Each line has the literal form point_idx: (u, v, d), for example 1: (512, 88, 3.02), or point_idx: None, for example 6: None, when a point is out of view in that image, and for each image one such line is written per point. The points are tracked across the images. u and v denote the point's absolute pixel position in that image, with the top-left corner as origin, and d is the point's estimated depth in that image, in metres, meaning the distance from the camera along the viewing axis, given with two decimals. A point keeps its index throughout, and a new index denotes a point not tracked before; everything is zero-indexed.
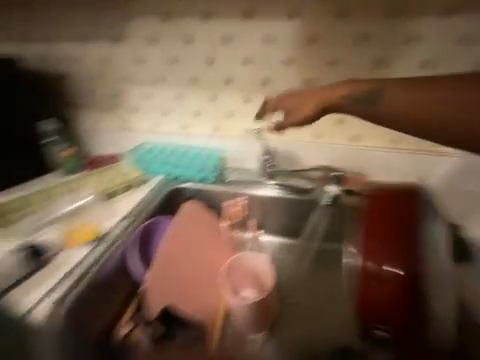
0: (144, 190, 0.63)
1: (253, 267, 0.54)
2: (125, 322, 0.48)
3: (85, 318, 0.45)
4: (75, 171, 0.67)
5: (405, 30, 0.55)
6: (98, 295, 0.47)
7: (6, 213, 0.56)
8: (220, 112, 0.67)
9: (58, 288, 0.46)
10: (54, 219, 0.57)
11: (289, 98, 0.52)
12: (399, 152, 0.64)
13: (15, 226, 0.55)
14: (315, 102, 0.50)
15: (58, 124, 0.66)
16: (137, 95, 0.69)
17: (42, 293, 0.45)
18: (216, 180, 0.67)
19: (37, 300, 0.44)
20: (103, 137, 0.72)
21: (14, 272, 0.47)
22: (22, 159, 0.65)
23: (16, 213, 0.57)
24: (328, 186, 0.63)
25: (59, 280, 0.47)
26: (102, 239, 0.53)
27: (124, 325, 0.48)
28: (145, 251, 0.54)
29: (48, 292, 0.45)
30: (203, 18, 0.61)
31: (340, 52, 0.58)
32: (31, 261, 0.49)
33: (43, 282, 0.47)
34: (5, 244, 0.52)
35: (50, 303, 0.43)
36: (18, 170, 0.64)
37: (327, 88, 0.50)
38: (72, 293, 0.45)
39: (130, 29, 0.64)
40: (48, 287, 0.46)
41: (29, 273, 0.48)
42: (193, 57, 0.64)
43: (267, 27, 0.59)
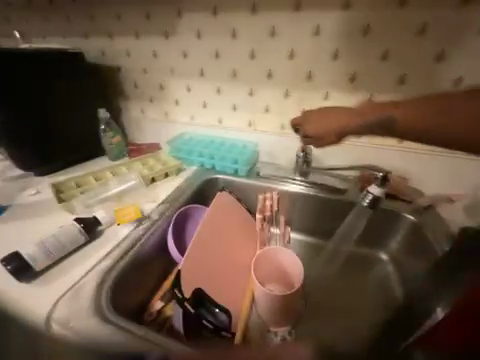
0: (183, 177, 0.72)
1: (280, 262, 0.54)
2: (159, 298, 0.51)
3: (122, 293, 0.47)
4: (120, 157, 0.80)
5: (475, 20, 0.50)
6: (135, 273, 0.50)
7: (66, 190, 0.66)
8: (259, 106, 0.71)
9: (100, 265, 0.49)
10: (104, 198, 0.64)
11: (313, 118, 0.48)
12: (447, 159, 0.60)
13: (69, 203, 0.63)
14: (333, 128, 0.45)
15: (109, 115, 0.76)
16: (186, 88, 0.77)
17: (85, 270, 0.48)
18: (249, 175, 0.71)
19: (77, 278, 0.46)
20: (150, 127, 0.84)
21: (63, 247, 0.50)
22: (82, 142, 0.76)
23: (75, 190, 0.66)
24: (370, 187, 0.55)
25: (102, 257, 0.50)
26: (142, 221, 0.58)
27: (158, 300, 0.50)
28: (180, 232, 0.60)
29: (90, 269, 0.48)
30: (249, 10, 0.62)
31: (394, 44, 0.55)
32: (80, 236, 0.52)
33: (87, 258, 0.50)
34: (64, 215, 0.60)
35: (93, 280, 0.46)
36: (79, 152, 0.77)
37: (367, 104, 0.42)
38: (115, 269, 0.48)
39: (181, 26, 0.69)
40: (92, 264, 0.49)
41: (77, 248, 0.51)
42: (237, 52, 0.67)
43: (316, 19, 0.58)
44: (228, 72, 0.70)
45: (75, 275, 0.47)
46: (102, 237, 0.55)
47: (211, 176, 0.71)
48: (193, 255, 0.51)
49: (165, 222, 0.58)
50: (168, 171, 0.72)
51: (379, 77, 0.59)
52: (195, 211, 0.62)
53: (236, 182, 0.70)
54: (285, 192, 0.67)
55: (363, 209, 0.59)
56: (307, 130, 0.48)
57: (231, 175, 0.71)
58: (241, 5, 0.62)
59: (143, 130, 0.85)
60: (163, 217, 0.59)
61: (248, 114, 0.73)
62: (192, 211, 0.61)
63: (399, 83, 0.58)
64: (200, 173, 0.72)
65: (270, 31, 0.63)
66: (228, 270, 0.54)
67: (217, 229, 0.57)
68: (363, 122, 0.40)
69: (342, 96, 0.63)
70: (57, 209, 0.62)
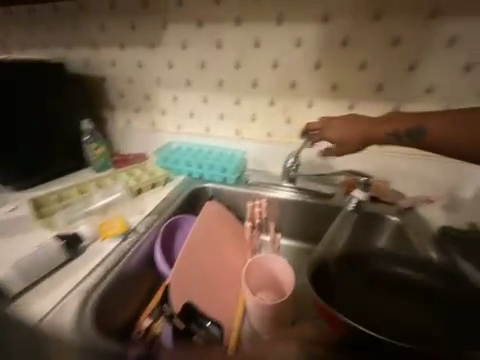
0: (171, 187, 0.71)
1: (271, 270, 0.54)
2: (145, 317, 0.47)
3: (107, 313, 0.45)
4: (104, 169, 0.76)
5: (443, 33, 0.54)
6: (121, 290, 0.48)
7: (45, 206, 0.63)
8: (245, 115, 0.73)
9: (84, 282, 0.46)
10: (87, 212, 0.62)
11: (337, 124, 0.57)
12: (424, 162, 0.63)
13: (51, 217, 0.61)
14: (355, 135, 0.55)
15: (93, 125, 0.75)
16: (172, 98, 0.77)
17: (68, 289, 0.45)
18: (237, 183, 0.71)
19: (60, 298, 0.44)
20: (136, 137, 0.83)
21: (45, 265, 0.48)
22: (63, 154, 0.74)
23: (56, 205, 0.63)
24: (355, 191, 0.60)
25: (86, 274, 0.48)
26: (128, 235, 0.56)
27: (145, 319, 0.47)
28: (166, 244, 0.58)
29: (74, 287, 0.46)
30: (233, 22, 0.64)
31: (371, 55, 0.59)
32: (64, 252, 0.50)
33: (71, 276, 0.48)
34: (44, 231, 0.57)
35: (76, 299, 0.44)
36: (60, 164, 0.74)
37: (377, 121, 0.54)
38: (99, 286, 0.45)
39: (166, 37, 0.70)
40: (75, 282, 0.47)
41: (61, 265, 0.49)
42: (223, 62, 0.68)
43: (298, 32, 0.61)
44: (215, 82, 0.71)
45: (58, 294, 0.45)
46: (86, 253, 0.53)
47: (200, 185, 0.71)
48: (183, 266, 0.50)
49: (153, 235, 0.57)
50: (155, 181, 0.70)
51: (359, 86, 0.62)
52: (185, 221, 0.61)
53: (226, 191, 0.70)
54: (275, 198, 0.67)
55: (350, 213, 0.60)
56: (330, 133, 0.57)
57: (219, 183, 0.71)
58: (226, 18, 0.64)
59: (129, 140, 0.84)
60: (152, 229, 0.57)
61: (235, 123, 0.74)
62: (181, 222, 0.61)
63: (378, 92, 0.61)
64: (189, 182, 0.72)
65: (254, 43, 0.64)
66: (219, 281, 0.53)
67: (207, 238, 0.57)
68: (382, 131, 0.52)
69: (325, 104, 0.66)
70: (36, 226, 0.59)
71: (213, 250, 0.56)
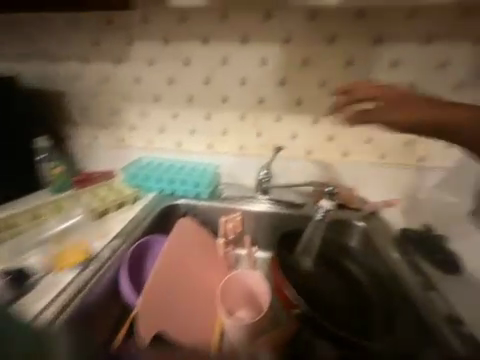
0: (140, 205, 0.67)
1: (246, 285, 0.53)
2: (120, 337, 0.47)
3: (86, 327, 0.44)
4: (63, 190, 0.70)
5: (389, 55, 0.60)
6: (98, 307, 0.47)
7: None
8: (217, 129, 0.73)
9: (58, 298, 0.44)
10: (43, 241, 0.57)
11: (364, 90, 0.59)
12: (383, 170, 0.69)
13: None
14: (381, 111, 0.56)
15: (49, 143, 0.70)
16: (140, 113, 0.75)
17: (45, 303, 0.44)
18: (211, 197, 0.70)
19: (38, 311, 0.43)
20: (102, 153, 0.78)
21: None
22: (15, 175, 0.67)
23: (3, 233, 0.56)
24: (321, 201, 0.61)
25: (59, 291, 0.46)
26: (92, 261, 0.52)
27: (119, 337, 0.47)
28: (135, 270, 0.55)
29: (48, 303, 0.44)
30: (200, 40, 0.65)
31: (329, 74, 0.64)
32: (11, 289, 0.47)
33: (48, 291, 0.47)
34: None
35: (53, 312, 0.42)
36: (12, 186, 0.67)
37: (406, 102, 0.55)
38: (76, 301, 0.44)
39: (132, 52, 0.69)
40: (51, 298, 0.45)
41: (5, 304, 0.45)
42: (191, 78, 0.69)
43: (262, 51, 0.64)
44: (184, 97, 0.71)
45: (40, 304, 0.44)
46: (38, 287, 0.48)
47: (172, 202, 0.68)
48: (152, 294, 0.49)
49: (120, 260, 0.53)
50: (122, 200, 0.67)
51: (321, 102, 0.67)
52: (155, 243, 0.58)
53: (199, 206, 0.69)
54: (249, 211, 0.68)
55: (319, 222, 0.60)
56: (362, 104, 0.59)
57: (192, 199, 0.69)
58: (193, 36, 0.65)
59: (94, 157, 0.79)
60: (117, 256, 0.53)
61: (206, 137, 0.75)
62: (151, 243, 0.58)
63: (338, 107, 0.66)
64: (160, 199, 0.69)
65: (222, 61, 0.66)
66: (194, 303, 0.51)
67: (179, 260, 0.55)
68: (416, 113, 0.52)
69: (292, 118, 0.69)
70: None
71: (186, 272, 0.54)
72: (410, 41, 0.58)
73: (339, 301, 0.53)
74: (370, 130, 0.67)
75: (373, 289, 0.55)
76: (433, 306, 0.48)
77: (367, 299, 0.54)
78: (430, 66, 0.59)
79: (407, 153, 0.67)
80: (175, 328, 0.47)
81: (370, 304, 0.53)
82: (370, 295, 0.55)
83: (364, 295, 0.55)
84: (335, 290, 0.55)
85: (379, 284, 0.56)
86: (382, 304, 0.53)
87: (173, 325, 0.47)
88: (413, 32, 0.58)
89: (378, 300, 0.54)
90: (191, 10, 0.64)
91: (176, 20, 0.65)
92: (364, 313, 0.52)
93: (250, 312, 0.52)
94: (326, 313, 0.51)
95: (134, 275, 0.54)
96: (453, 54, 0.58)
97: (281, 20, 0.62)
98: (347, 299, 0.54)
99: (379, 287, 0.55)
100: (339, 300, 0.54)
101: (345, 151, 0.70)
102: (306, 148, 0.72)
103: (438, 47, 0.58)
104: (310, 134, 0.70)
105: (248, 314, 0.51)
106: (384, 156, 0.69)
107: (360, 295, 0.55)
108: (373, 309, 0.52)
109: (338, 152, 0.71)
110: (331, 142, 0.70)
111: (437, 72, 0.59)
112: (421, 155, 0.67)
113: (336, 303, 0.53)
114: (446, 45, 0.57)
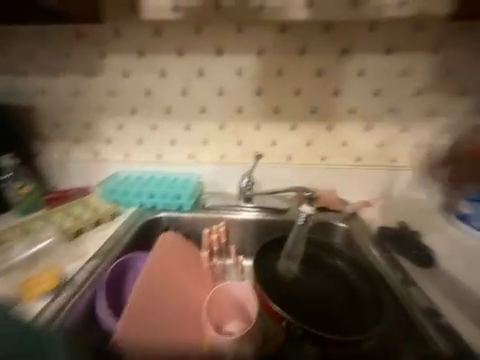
0: (119, 222, 0.65)
1: (234, 298, 0.52)
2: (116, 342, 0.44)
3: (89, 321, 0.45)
4: (33, 210, 0.66)
5: (355, 64, 0.64)
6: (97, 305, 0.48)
7: None
8: (197, 139, 0.73)
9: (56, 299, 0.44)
10: (7, 270, 0.50)
11: None
12: (360, 172, 0.72)
13: None
14: None
15: (16, 161, 0.65)
16: (117, 126, 0.73)
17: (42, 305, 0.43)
18: (194, 208, 0.69)
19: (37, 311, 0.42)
20: (76, 169, 0.75)
21: None
22: None
23: None
24: (302, 207, 0.57)
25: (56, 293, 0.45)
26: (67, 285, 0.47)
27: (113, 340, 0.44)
28: (112, 292, 0.51)
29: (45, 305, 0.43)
30: (175, 53, 0.66)
31: (303, 82, 0.66)
32: None
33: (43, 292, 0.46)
34: None
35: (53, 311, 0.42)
36: None
37: None
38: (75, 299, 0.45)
39: (105, 65, 0.67)
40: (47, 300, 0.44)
41: None
42: (168, 90, 0.69)
43: (237, 62, 0.66)
44: (162, 109, 0.71)
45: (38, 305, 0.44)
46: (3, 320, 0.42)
47: (154, 215, 0.67)
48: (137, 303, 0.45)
49: (99, 281, 0.49)
50: (99, 218, 0.63)
51: (297, 109, 0.69)
52: (137, 260, 0.56)
53: (182, 217, 0.68)
54: (233, 219, 0.68)
55: (301, 229, 0.56)
56: None
57: (175, 211, 0.68)
58: (168, 49, 0.65)
59: (69, 173, 0.76)
60: (96, 276, 0.50)
61: (187, 147, 0.74)
62: (132, 261, 0.55)
63: (313, 113, 0.69)
64: (141, 214, 0.67)
65: (198, 72, 0.67)
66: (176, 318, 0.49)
67: (163, 273, 0.53)
68: None
69: (270, 125, 0.71)
70: None
71: (171, 285, 0.52)
72: (373, 51, 0.63)
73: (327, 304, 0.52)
74: (345, 134, 0.70)
75: (361, 288, 0.54)
76: (411, 298, 0.46)
77: (356, 298, 0.53)
78: (392, 74, 0.64)
79: (380, 155, 0.71)
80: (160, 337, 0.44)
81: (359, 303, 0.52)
82: (359, 294, 0.54)
83: (352, 295, 0.54)
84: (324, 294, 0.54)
85: (368, 281, 0.54)
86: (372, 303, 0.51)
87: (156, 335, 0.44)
88: (376, 43, 0.62)
89: (367, 298, 0.52)
90: (165, 24, 0.64)
91: (150, 33, 0.65)
92: (352, 313, 0.51)
93: (238, 325, 0.52)
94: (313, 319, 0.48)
95: (114, 297, 0.51)
96: (412, 63, 0.63)
97: (253, 33, 0.64)
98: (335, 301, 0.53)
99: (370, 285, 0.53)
100: (326, 302, 0.53)
101: (323, 156, 0.73)
102: (286, 154, 0.73)
103: (398, 57, 0.63)
104: (289, 141, 0.72)
105: (237, 327, 0.51)
106: (359, 158, 0.72)
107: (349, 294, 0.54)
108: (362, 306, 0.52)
109: (317, 157, 0.73)
110: (309, 148, 0.72)
111: (399, 79, 0.64)
112: (392, 155, 0.71)
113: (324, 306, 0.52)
114: (405, 54, 0.62)
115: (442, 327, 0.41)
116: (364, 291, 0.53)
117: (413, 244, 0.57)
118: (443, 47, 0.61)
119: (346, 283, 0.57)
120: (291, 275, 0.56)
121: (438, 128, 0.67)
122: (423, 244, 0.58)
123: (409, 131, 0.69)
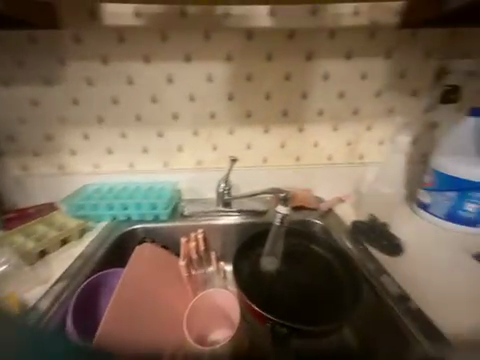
0: (90, 238, 0.61)
1: (216, 305, 0.52)
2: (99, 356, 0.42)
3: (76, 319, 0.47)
4: None
5: (320, 69, 0.67)
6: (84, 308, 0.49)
7: None
8: (171, 146, 0.72)
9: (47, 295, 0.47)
10: None
11: None
12: (332, 170, 0.75)
13: None
14: None
15: None
16: (83, 136, 0.69)
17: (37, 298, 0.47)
18: (171, 217, 0.67)
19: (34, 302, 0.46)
20: (40, 185, 0.70)
21: None
22: None
23: None
24: (278, 207, 0.55)
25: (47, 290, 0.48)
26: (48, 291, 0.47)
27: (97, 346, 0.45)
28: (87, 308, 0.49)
29: (39, 299, 0.46)
30: (142, 60, 0.64)
31: (272, 86, 0.68)
32: None
33: (33, 289, 0.48)
34: None
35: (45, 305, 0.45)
36: None
37: None
38: (61, 299, 0.46)
39: (65, 73, 0.64)
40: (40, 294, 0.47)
41: None
42: (137, 97, 0.67)
43: (207, 68, 0.66)
44: (132, 116, 0.68)
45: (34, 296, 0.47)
46: None
47: (128, 227, 0.64)
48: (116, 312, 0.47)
49: (66, 306, 0.46)
50: (67, 235, 0.59)
51: (269, 113, 0.71)
52: (109, 278, 0.52)
53: (160, 227, 0.66)
54: (213, 225, 0.68)
55: (279, 229, 0.55)
56: None
57: (151, 222, 0.65)
58: (134, 55, 0.64)
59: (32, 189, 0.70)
60: (61, 302, 0.46)
61: (161, 155, 0.72)
62: (104, 279, 0.52)
63: (284, 116, 0.71)
64: (114, 227, 0.64)
65: (167, 79, 0.66)
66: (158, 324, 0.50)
67: (139, 286, 0.53)
68: None
69: (244, 129, 0.72)
70: None
71: (146, 295, 0.52)
72: (336, 56, 0.66)
73: (312, 293, 0.53)
74: (315, 135, 0.73)
75: (344, 275, 0.55)
76: (383, 288, 0.49)
77: (338, 286, 0.54)
78: (354, 78, 0.68)
79: (349, 153, 0.75)
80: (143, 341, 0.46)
81: (341, 291, 0.53)
82: (341, 282, 0.55)
83: (334, 283, 0.55)
84: (308, 284, 0.55)
85: (349, 270, 0.55)
86: (352, 290, 0.52)
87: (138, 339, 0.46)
88: (337, 48, 0.66)
89: (348, 285, 0.53)
90: (129, 30, 0.62)
91: (113, 39, 0.62)
92: (333, 299, 0.52)
93: (223, 333, 0.51)
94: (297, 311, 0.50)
95: (88, 314, 0.49)
96: (370, 66, 0.67)
97: (221, 39, 0.64)
98: (319, 289, 0.54)
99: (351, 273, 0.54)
100: (309, 292, 0.53)
101: (297, 156, 0.75)
102: (262, 157, 0.75)
103: (358, 61, 0.67)
104: (264, 143, 0.73)
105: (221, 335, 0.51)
106: (330, 157, 0.76)
107: (332, 281, 0.55)
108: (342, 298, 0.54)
109: (291, 158, 0.75)
110: (283, 150, 0.74)
111: (360, 82, 0.69)
112: (360, 153, 0.76)
113: (308, 295, 0.53)
114: (364, 59, 0.67)
115: (415, 315, 0.45)
116: (346, 278, 0.55)
117: (384, 235, 0.61)
118: (397, 52, 0.67)
119: (330, 272, 0.57)
120: (275, 272, 0.55)
121: (398, 125, 0.73)
122: (392, 234, 0.62)
123: (373, 130, 0.74)
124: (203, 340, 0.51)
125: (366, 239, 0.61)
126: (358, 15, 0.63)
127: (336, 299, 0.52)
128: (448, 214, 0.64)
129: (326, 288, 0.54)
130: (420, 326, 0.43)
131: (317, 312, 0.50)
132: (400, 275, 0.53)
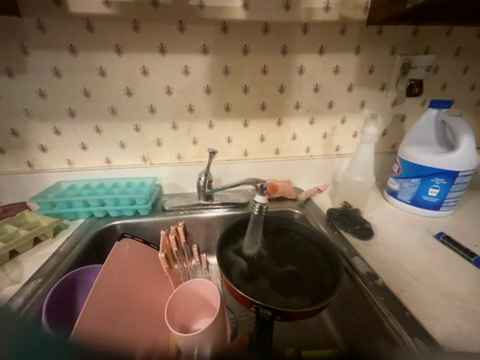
0: (64, 237, 0.59)
1: (198, 296, 0.51)
2: None
3: (59, 311, 0.45)
4: None
5: (294, 62, 0.68)
6: (64, 300, 0.47)
7: None
8: (150, 140, 0.72)
9: (24, 290, 0.45)
10: None
11: None
12: (306, 160, 0.81)
13: None
14: None
15: None
16: (54, 131, 0.67)
17: (11, 294, 0.44)
18: (151, 212, 0.69)
19: (9, 298, 0.43)
20: (13, 183, 0.69)
21: None
22: None
23: None
24: (256, 197, 0.52)
25: (23, 284, 0.46)
26: (23, 287, 0.45)
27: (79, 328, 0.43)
28: (67, 304, 0.48)
29: (15, 295, 0.44)
30: (114, 50, 0.61)
31: (251, 79, 0.69)
32: None
33: (4, 287, 0.45)
34: None
35: (22, 300, 0.43)
36: None
37: None
38: (37, 293, 0.45)
39: (30, 63, 0.60)
40: (14, 292, 0.45)
41: None
42: (112, 90, 0.65)
43: (184, 60, 0.64)
44: (106, 110, 0.67)
45: (8, 291, 0.45)
46: None
47: (106, 224, 0.64)
48: (97, 302, 0.44)
49: (40, 303, 0.44)
50: (39, 234, 0.56)
51: (247, 105, 0.72)
52: (88, 274, 0.51)
53: (140, 223, 0.66)
54: (195, 218, 0.69)
55: (258, 218, 0.54)
56: None
57: (130, 217, 0.66)
58: (104, 45, 0.61)
59: (5, 186, 0.69)
60: (35, 300, 0.44)
61: (141, 149, 0.73)
62: (83, 276, 0.51)
63: (263, 110, 0.73)
64: (91, 225, 0.63)
65: (142, 71, 0.64)
66: (138, 321, 0.48)
67: (120, 278, 0.51)
68: None
69: (223, 122, 0.73)
70: None
71: (126, 292, 0.50)
72: (309, 50, 0.68)
73: (287, 279, 0.51)
74: (293, 127, 0.77)
75: (321, 258, 0.55)
76: (355, 267, 0.52)
77: (316, 266, 0.54)
78: (326, 71, 0.71)
79: (323, 144, 0.81)
80: (128, 334, 0.43)
81: (317, 273, 0.52)
82: (319, 264, 0.54)
83: (310, 264, 0.55)
84: (282, 269, 0.53)
85: (322, 253, 0.56)
86: (330, 271, 0.51)
87: (119, 329, 0.43)
88: (311, 43, 0.67)
89: (326, 267, 0.53)
90: (97, 18, 0.58)
91: (80, 27, 0.58)
92: (313, 281, 0.50)
93: (206, 322, 0.52)
94: (277, 298, 0.47)
95: (67, 310, 0.48)
96: (342, 60, 0.70)
97: (197, 30, 0.62)
98: (293, 273, 0.53)
99: (325, 255, 0.55)
100: (285, 275, 0.52)
101: (277, 148, 0.79)
102: (243, 150, 0.78)
103: (329, 55, 0.69)
104: (244, 136, 0.76)
105: (205, 324, 0.52)
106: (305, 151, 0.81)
107: (308, 264, 0.55)
108: (324, 268, 0.53)
109: (269, 150, 0.79)
110: (262, 142, 0.78)
111: (331, 76, 0.71)
112: (335, 145, 0.81)
113: (283, 280, 0.51)
114: (335, 53, 0.69)
115: (382, 291, 0.46)
116: (323, 260, 0.54)
117: (356, 221, 0.65)
118: (365, 48, 0.69)
119: (304, 253, 0.58)
120: (252, 261, 0.55)
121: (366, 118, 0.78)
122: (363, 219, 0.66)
123: (346, 122, 0.78)
124: (186, 329, 0.51)
125: (341, 225, 0.64)
126: (330, 10, 0.64)
127: (312, 280, 0.51)
128: (413, 199, 0.70)
129: (299, 271, 0.53)
130: (389, 302, 0.44)
131: (299, 295, 0.47)
132: (370, 253, 0.56)
